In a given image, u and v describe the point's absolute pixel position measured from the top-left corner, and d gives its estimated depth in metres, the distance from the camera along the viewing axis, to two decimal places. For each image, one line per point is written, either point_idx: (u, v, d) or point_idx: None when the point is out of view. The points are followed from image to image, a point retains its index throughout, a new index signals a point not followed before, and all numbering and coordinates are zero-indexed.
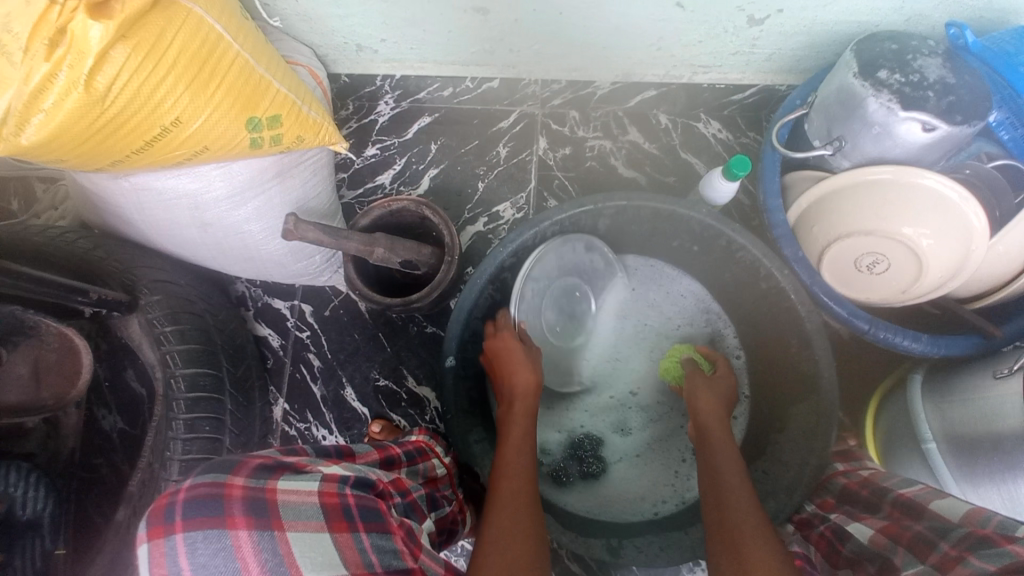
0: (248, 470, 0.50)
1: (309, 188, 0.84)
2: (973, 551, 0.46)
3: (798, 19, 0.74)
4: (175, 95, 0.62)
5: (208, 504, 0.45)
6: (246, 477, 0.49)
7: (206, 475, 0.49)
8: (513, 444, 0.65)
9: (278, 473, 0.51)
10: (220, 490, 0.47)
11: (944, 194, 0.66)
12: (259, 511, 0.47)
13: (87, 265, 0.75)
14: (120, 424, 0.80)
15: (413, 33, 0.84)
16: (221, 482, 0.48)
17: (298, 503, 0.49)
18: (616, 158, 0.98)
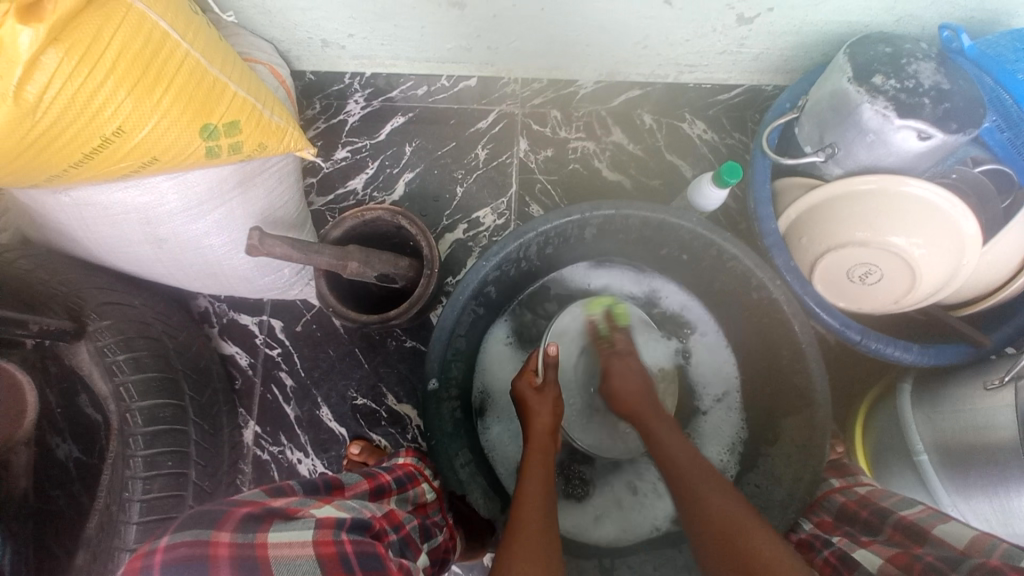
0: (233, 522, 0.43)
1: (275, 197, 0.78)
2: None
3: (788, 19, 0.71)
4: (116, 103, 0.55)
5: (190, 570, 0.39)
6: (233, 532, 0.42)
7: (184, 531, 0.42)
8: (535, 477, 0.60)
9: (268, 524, 0.44)
10: (201, 550, 0.40)
11: (936, 204, 0.65)
12: (248, 575, 0.40)
13: (26, 289, 0.67)
14: (75, 454, 0.71)
15: (385, 29, 0.78)
16: (203, 540, 0.41)
17: (293, 557, 0.42)
18: (600, 160, 0.94)
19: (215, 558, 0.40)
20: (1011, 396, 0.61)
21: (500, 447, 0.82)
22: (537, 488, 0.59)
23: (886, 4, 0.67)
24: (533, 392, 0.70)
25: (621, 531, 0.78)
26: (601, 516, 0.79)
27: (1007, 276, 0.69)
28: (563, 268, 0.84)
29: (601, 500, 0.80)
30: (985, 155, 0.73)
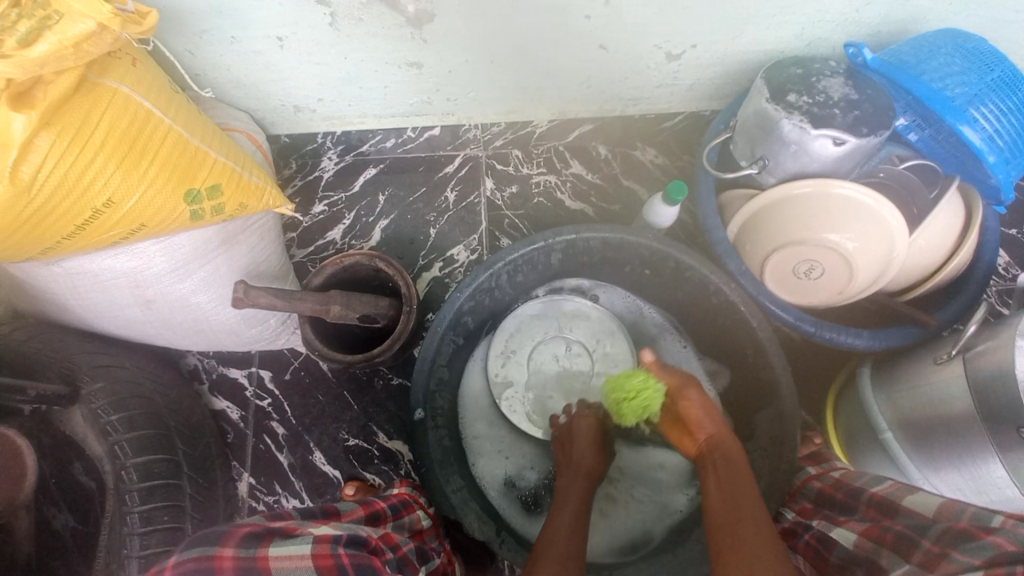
0: (235, 539, 0.47)
1: (258, 252, 0.83)
2: (956, 546, 0.49)
3: (710, 53, 0.79)
4: (105, 176, 0.60)
5: None
6: (236, 547, 0.46)
7: (194, 549, 0.47)
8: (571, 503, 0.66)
9: (267, 540, 0.48)
10: (207, 562, 0.45)
11: (861, 201, 0.71)
12: None
13: (22, 360, 0.70)
14: (71, 523, 0.71)
15: (350, 90, 0.86)
16: (208, 555, 0.45)
17: (289, 569, 0.46)
18: (563, 192, 1.01)
19: (220, 569, 0.45)
20: (960, 368, 0.66)
21: (490, 472, 0.83)
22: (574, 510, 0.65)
23: (794, 33, 0.76)
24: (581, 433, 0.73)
25: (610, 546, 0.78)
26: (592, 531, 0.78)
27: (943, 258, 0.75)
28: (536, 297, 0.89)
29: None
30: (908, 151, 0.78)
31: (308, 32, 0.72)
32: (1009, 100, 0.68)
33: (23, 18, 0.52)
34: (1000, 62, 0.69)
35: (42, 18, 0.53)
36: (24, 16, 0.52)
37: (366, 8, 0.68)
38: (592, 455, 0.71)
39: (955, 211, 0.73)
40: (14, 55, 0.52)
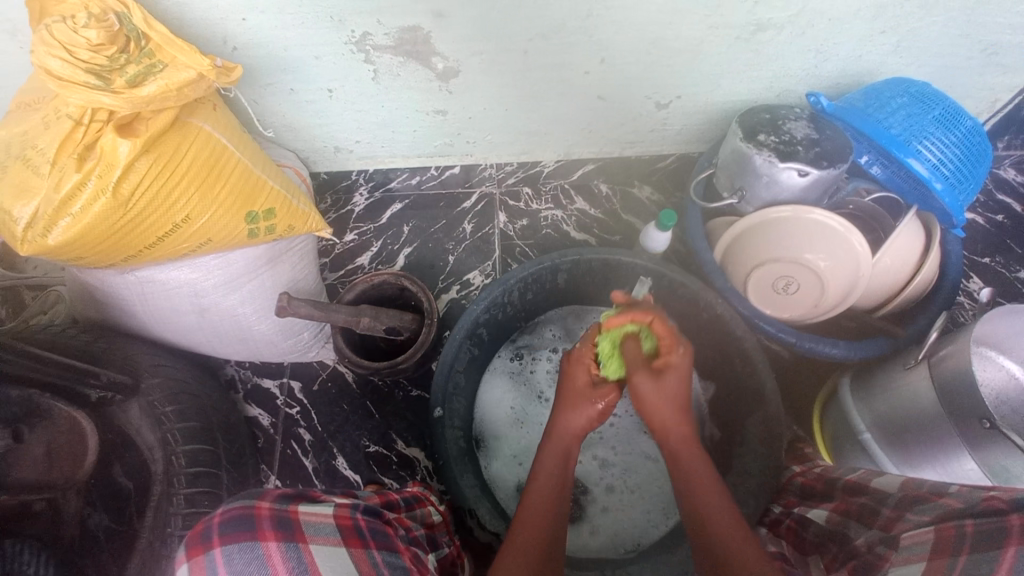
0: (270, 497, 0.47)
1: (298, 271, 0.94)
2: (912, 509, 0.57)
3: (693, 103, 0.93)
4: (186, 196, 0.72)
5: (240, 523, 0.43)
6: (272, 499, 0.46)
7: (233, 501, 0.46)
8: (546, 473, 0.63)
9: (298, 499, 0.48)
10: (248, 510, 0.44)
11: (830, 226, 0.81)
12: (287, 530, 0.44)
13: (89, 353, 0.78)
14: (105, 522, 0.73)
15: (385, 134, 1.00)
16: (247, 504, 0.45)
17: (320, 521, 0.46)
18: (568, 225, 1.12)
19: (259, 516, 0.44)
20: (926, 371, 0.73)
21: (500, 474, 0.90)
22: (550, 483, 0.62)
23: (763, 86, 0.89)
24: (571, 391, 0.68)
25: (607, 545, 0.85)
26: (595, 532, 0.86)
27: (908, 275, 0.83)
28: (544, 315, 0.99)
29: (593, 517, 0.87)
30: (873, 184, 0.88)
31: (354, 85, 0.86)
32: (951, 134, 0.79)
33: (131, 63, 0.65)
34: (942, 99, 0.80)
35: (149, 65, 0.66)
36: (133, 62, 0.66)
37: (403, 65, 0.82)
38: (577, 416, 0.66)
39: (914, 233, 0.82)
40: (124, 92, 0.64)
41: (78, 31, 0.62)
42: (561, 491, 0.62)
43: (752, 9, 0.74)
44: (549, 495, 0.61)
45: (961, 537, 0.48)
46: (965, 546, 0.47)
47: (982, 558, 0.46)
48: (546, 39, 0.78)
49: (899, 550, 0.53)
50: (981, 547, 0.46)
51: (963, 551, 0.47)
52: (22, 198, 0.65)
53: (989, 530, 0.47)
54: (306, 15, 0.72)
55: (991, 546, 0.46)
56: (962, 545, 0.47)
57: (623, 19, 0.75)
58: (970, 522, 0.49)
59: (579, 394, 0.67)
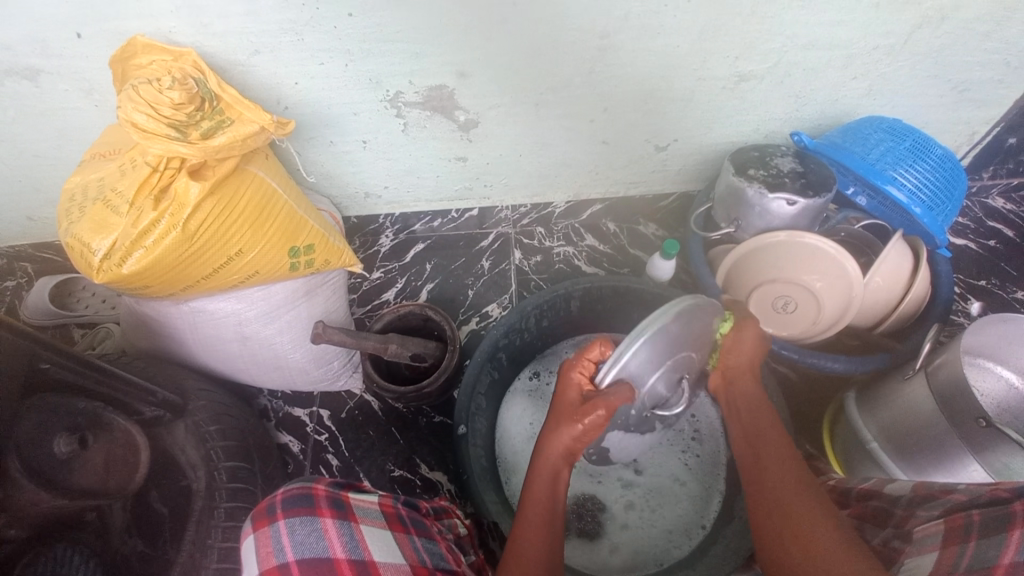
0: (325, 481, 0.63)
1: (331, 303, 1.02)
2: (921, 505, 0.57)
3: (689, 146, 1.04)
4: (241, 233, 0.82)
5: (302, 500, 0.59)
6: (327, 483, 0.62)
7: (296, 483, 0.62)
8: (536, 495, 0.65)
9: (348, 487, 0.64)
10: (309, 490, 0.60)
11: (822, 249, 0.88)
12: (340, 507, 0.60)
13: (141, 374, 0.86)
14: (139, 547, 0.78)
15: (411, 180, 1.11)
16: (308, 486, 0.61)
17: (367, 507, 0.62)
18: (580, 260, 1.20)
19: (317, 496, 0.60)
20: (924, 379, 0.77)
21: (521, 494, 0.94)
22: (540, 499, 0.65)
23: (751, 129, 1.00)
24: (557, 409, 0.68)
25: (624, 562, 0.87)
26: (615, 549, 0.88)
27: (900, 294, 0.89)
28: (560, 341, 1.06)
29: (612, 535, 0.89)
30: (862, 214, 0.95)
31: (385, 137, 0.98)
32: (925, 162, 0.87)
33: (205, 119, 0.77)
34: (912, 133, 0.89)
35: (219, 121, 0.78)
36: (206, 118, 0.77)
37: (429, 118, 0.94)
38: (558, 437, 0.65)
39: (903, 254, 0.88)
40: (198, 142, 0.75)
41: (164, 91, 0.73)
42: (552, 512, 0.64)
43: (734, 63, 0.85)
44: (540, 515, 0.63)
45: (970, 525, 0.50)
46: (973, 532, 0.49)
47: (989, 542, 0.47)
48: (556, 92, 0.90)
49: (912, 542, 0.55)
50: (988, 532, 0.48)
51: (972, 537, 0.49)
52: (101, 233, 0.74)
53: (996, 516, 0.49)
54: (349, 78, 0.84)
55: (998, 530, 0.47)
56: (970, 532, 0.49)
57: (622, 73, 0.86)
58: (977, 511, 0.50)
59: (568, 413, 0.66)
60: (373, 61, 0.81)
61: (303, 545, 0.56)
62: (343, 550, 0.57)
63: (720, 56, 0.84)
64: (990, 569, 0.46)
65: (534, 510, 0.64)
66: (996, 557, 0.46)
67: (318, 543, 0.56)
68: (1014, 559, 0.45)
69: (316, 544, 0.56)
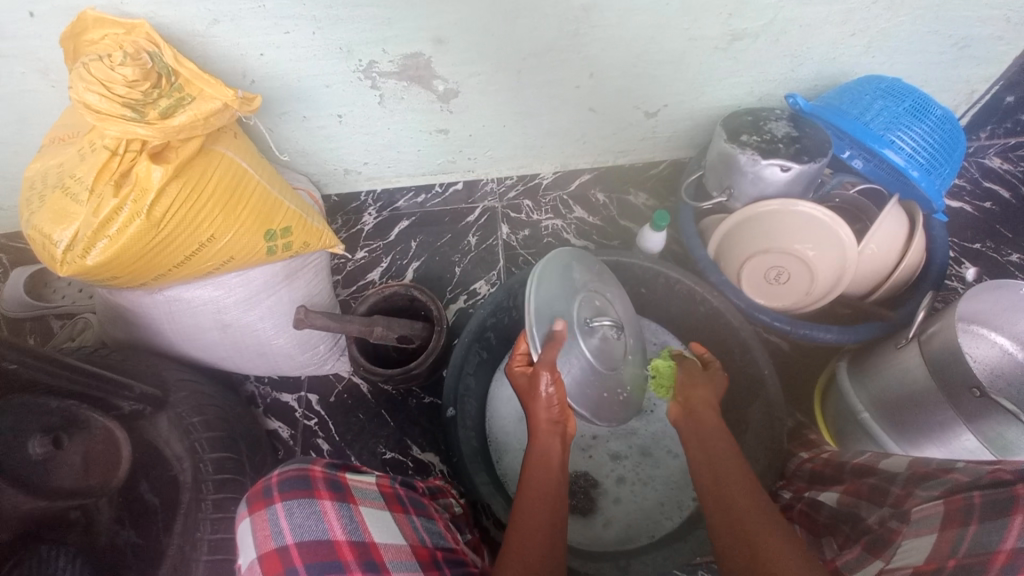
0: (321, 463, 0.61)
1: (313, 286, 0.99)
2: (920, 485, 0.57)
3: (680, 110, 1.00)
4: (212, 219, 0.78)
5: (299, 482, 0.57)
6: (324, 464, 0.60)
7: (291, 465, 0.61)
8: (542, 468, 0.68)
9: (344, 468, 0.62)
10: (305, 472, 0.58)
11: (815, 217, 0.85)
12: (339, 489, 0.59)
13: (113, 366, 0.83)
14: (132, 539, 0.75)
15: (391, 155, 1.06)
16: (304, 467, 0.59)
17: (365, 487, 0.61)
18: (569, 233, 1.17)
19: (315, 477, 0.58)
20: (916, 349, 0.76)
21: (513, 471, 0.94)
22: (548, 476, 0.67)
23: (745, 91, 0.95)
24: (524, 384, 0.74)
25: (619, 537, 0.88)
26: (609, 524, 0.89)
27: (895, 260, 0.87)
28: None
29: (606, 511, 0.90)
30: (858, 178, 0.92)
31: (360, 110, 0.93)
32: (924, 123, 0.84)
33: (163, 97, 0.72)
34: (911, 92, 0.85)
35: (178, 99, 0.73)
36: (165, 96, 0.72)
37: (406, 89, 0.89)
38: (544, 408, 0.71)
39: (898, 220, 0.86)
40: (157, 123, 0.71)
41: (115, 68, 0.67)
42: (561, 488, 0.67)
43: (727, 21, 0.80)
44: (547, 489, 0.66)
45: (970, 508, 0.49)
46: (974, 515, 0.48)
47: (991, 527, 0.47)
48: (538, 57, 0.84)
49: (909, 523, 0.54)
50: (990, 515, 0.47)
51: (972, 521, 0.48)
52: (62, 223, 0.70)
53: (997, 500, 0.48)
54: (318, 48, 0.79)
55: (1001, 513, 0.47)
56: (971, 516, 0.49)
57: (610, 35, 0.81)
58: (978, 492, 0.50)
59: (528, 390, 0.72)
60: (343, 28, 0.76)
61: (302, 528, 0.54)
62: (343, 532, 0.55)
63: (713, 14, 0.78)
64: (992, 554, 0.45)
65: (539, 486, 0.66)
66: (997, 543, 0.45)
67: (317, 526, 0.54)
68: (1016, 545, 0.44)
69: (316, 527, 0.55)
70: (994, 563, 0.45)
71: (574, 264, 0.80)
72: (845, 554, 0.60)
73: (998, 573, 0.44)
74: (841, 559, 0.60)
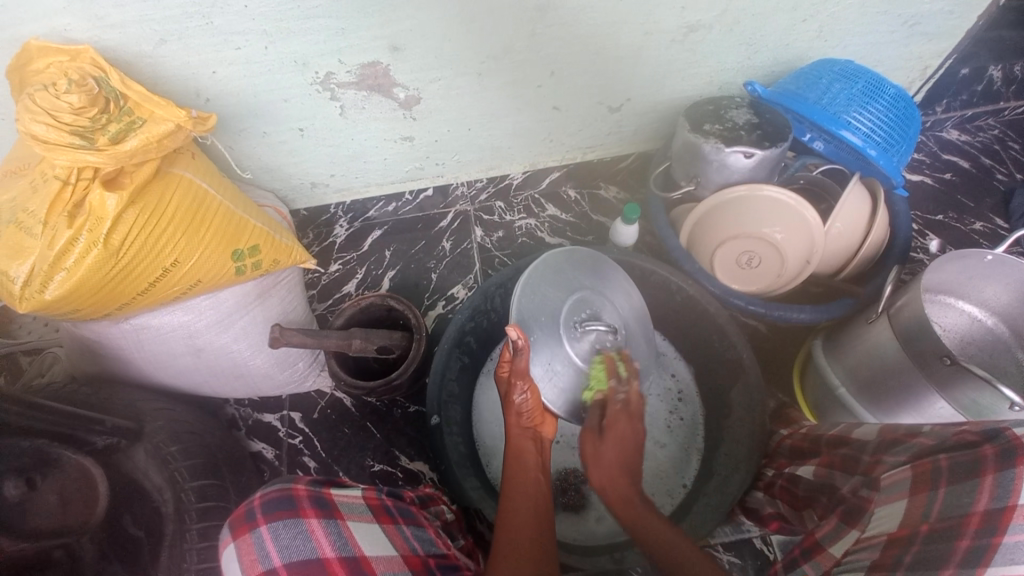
0: (304, 481, 0.60)
1: (287, 303, 0.97)
2: (889, 451, 0.58)
3: (643, 103, 1.00)
4: (175, 242, 0.76)
5: (283, 503, 0.56)
6: (308, 482, 0.60)
7: (274, 485, 0.60)
8: (518, 472, 0.69)
9: (328, 484, 0.62)
10: (288, 492, 0.57)
11: (782, 200, 0.86)
12: (324, 505, 0.58)
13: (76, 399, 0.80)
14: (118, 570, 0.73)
15: (358, 165, 1.05)
16: (287, 488, 0.58)
17: (352, 502, 0.60)
18: (543, 231, 1.17)
19: (299, 497, 0.57)
20: (886, 322, 0.77)
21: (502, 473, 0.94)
22: (527, 479, 0.68)
23: (705, 81, 0.97)
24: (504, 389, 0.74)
25: (612, 529, 0.88)
26: (601, 518, 0.89)
27: (860, 237, 0.89)
28: None
29: (597, 507, 0.90)
30: (820, 159, 0.94)
31: (323, 123, 0.92)
32: (878, 103, 0.86)
33: (112, 122, 0.70)
34: (865, 73, 0.87)
35: (129, 122, 0.71)
36: (114, 121, 0.70)
37: (367, 99, 0.88)
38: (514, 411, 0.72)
39: (860, 197, 0.87)
40: (108, 149, 0.69)
41: (60, 96, 0.66)
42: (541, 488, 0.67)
43: (680, 14, 0.81)
44: (528, 489, 0.67)
45: (938, 470, 0.50)
46: (942, 479, 0.50)
47: (961, 489, 0.48)
48: (498, 60, 0.84)
49: (880, 490, 0.55)
50: (958, 478, 0.48)
51: (942, 483, 0.49)
52: (18, 258, 0.68)
53: (964, 462, 0.49)
54: (271, 63, 0.78)
55: (968, 476, 0.48)
56: (940, 479, 0.50)
57: (565, 34, 0.81)
58: (944, 455, 0.51)
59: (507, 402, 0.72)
60: (296, 42, 0.75)
61: (290, 549, 0.53)
62: (332, 548, 0.54)
63: (666, 7, 0.79)
64: (966, 517, 0.46)
65: (518, 489, 0.67)
66: (970, 505, 0.46)
67: (305, 545, 0.53)
68: (988, 507, 0.45)
69: (304, 546, 0.53)
70: (967, 526, 0.46)
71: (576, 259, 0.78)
72: (823, 526, 0.60)
73: (973, 536, 0.45)
74: (819, 531, 0.60)
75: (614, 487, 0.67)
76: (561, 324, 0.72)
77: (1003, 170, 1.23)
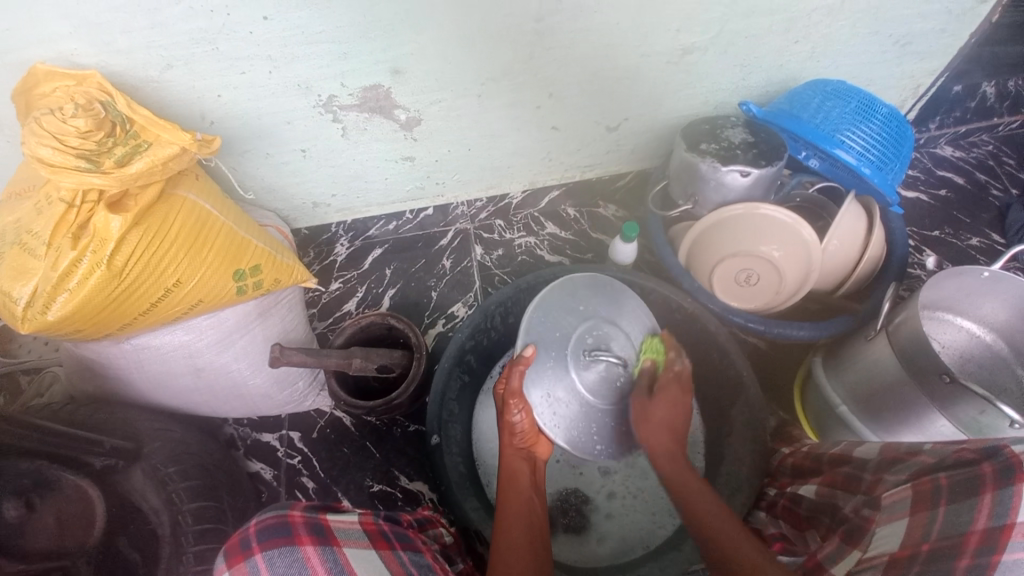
0: (300, 507, 0.60)
1: (288, 322, 0.97)
2: (890, 470, 0.58)
3: (640, 123, 1.02)
4: (177, 262, 0.77)
5: (279, 530, 0.56)
6: (303, 509, 0.59)
7: (268, 512, 0.59)
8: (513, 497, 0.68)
9: (324, 510, 0.62)
10: (283, 518, 0.57)
11: (779, 218, 0.87)
12: (320, 531, 0.57)
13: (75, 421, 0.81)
14: None
15: (359, 185, 1.06)
16: (282, 514, 0.58)
17: (348, 528, 0.60)
18: (542, 249, 1.18)
19: (294, 523, 0.57)
20: (886, 340, 0.77)
21: None
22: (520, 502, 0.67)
23: (701, 101, 0.98)
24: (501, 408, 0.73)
25: (613, 551, 0.87)
26: (603, 539, 0.88)
27: (857, 254, 0.89)
28: None
29: (598, 527, 0.89)
30: (816, 177, 0.95)
31: (325, 144, 0.93)
32: (871, 121, 0.87)
33: (119, 145, 0.71)
34: (857, 93, 0.89)
35: (135, 145, 0.72)
36: (120, 144, 0.71)
37: (368, 120, 0.89)
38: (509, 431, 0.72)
39: (857, 215, 0.88)
40: (113, 171, 0.70)
41: (67, 120, 0.67)
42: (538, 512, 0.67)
43: (675, 36, 0.83)
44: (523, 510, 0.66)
45: (938, 489, 0.50)
46: (942, 498, 0.49)
47: (961, 506, 0.47)
48: (497, 81, 0.86)
49: (882, 510, 0.55)
50: (957, 496, 0.48)
51: (942, 502, 0.49)
52: (21, 279, 0.69)
53: (964, 479, 0.49)
54: (274, 86, 0.79)
55: (968, 494, 0.48)
56: (940, 497, 0.49)
57: (563, 56, 0.83)
58: (944, 473, 0.51)
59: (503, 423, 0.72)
60: (299, 66, 0.76)
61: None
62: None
63: (661, 30, 0.81)
64: (965, 535, 0.46)
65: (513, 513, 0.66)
66: (970, 523, 0.46)
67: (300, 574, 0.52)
68: (988, 525, 0.45)
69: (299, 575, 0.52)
70: (968, 545, 0.45)
71: (583, 286, 0.78)
72: (826, 547, 0.59)
73: (973, 555, 0.44)
74: (822, 553, 0.59)
75: (673, 468, 0.69)
76: (570, 354, 0.70)
77: (998, 186, 1.24)
